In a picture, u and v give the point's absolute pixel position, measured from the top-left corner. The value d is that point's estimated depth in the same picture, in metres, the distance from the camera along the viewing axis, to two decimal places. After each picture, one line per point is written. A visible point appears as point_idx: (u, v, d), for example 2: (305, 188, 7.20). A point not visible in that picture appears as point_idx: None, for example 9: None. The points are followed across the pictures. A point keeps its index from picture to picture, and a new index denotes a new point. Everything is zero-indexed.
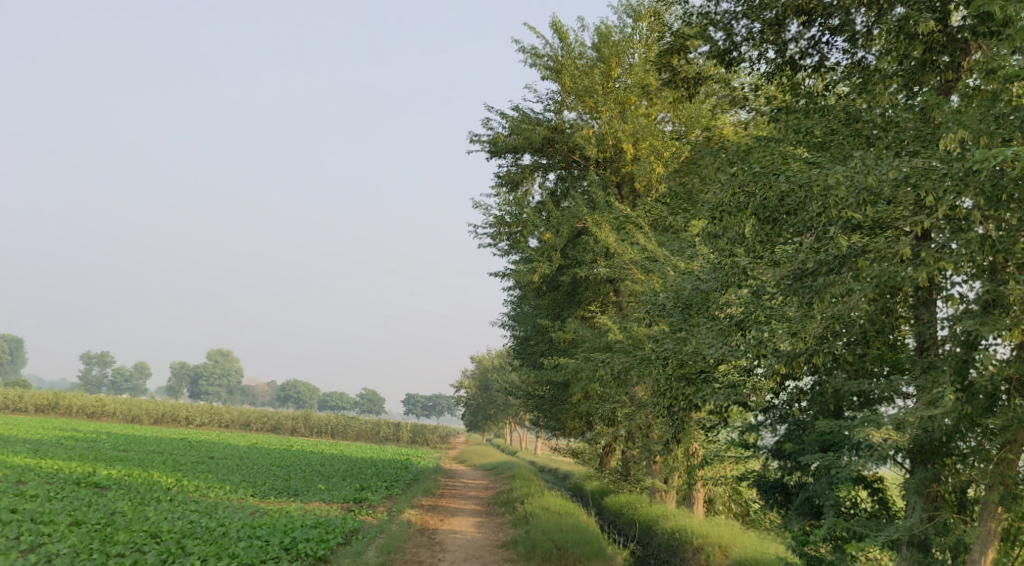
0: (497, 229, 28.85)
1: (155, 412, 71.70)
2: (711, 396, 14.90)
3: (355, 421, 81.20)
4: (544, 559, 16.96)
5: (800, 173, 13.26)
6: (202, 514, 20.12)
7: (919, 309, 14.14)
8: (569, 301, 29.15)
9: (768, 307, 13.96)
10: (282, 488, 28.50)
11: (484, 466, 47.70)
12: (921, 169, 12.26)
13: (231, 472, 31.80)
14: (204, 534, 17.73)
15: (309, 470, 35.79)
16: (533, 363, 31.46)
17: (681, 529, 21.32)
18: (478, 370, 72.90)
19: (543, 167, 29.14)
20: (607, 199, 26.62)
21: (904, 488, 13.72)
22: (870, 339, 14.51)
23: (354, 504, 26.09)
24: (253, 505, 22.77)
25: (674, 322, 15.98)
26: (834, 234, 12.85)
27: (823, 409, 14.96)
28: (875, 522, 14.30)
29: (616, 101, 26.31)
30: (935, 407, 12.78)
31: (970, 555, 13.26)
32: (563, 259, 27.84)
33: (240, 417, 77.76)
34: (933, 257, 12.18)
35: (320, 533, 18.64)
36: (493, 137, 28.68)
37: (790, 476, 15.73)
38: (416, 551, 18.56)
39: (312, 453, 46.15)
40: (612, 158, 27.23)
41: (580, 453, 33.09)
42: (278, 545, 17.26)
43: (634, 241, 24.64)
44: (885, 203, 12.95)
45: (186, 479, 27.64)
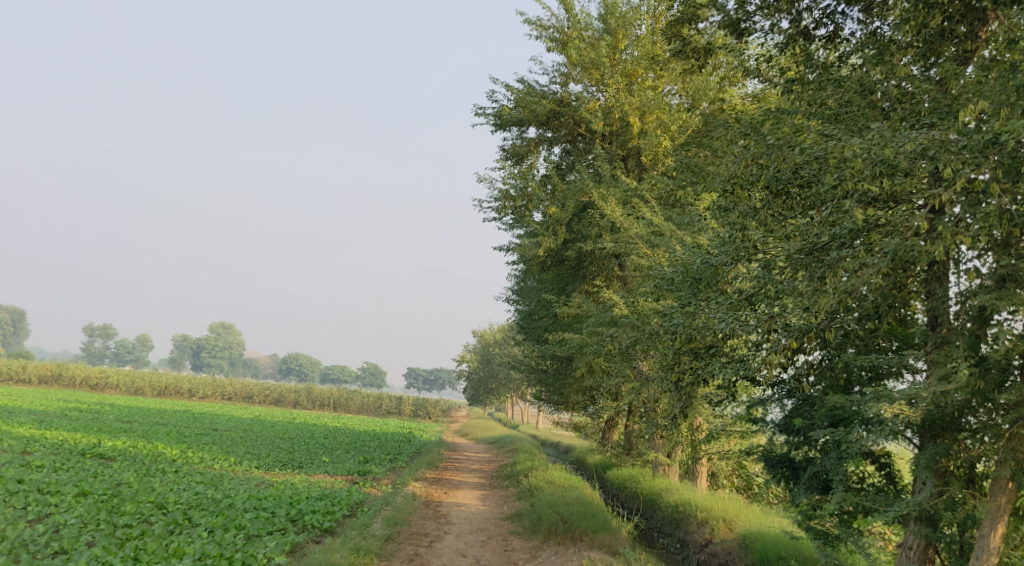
0: (502, 202, 28.73)
1: (158, 384, 71.83)
2: (720, 370, 14.88)
3: (357, 395, 81.34)
4: (550, 532, 16.93)
5: (815, 145, 13.13)
6: (208, 485, 20.12)
7: (931, 284, 14.09)
8: (574, 276, 29.07)
9: (779, 281, 13.89)
10: (287, 460, 28.52)
11: (486, 440, 47.77)
12: (940, 141, 12.08)
13: (235, 445, 31.83)
14: (210, 505, 17.71)
15: (312, 443, 35.82)
16: (537, 337, 31.39)
17: (685, 502, 21.33)
18: (479, 345, 72.93)
19: (549, 141, 29.00)
20: (613, 173, 26.43)
21: (915, 463, 13.75)
22: (881, 314, 14.54)
23: (359, 477, 26.10)
24: (258, 477, 22.78)
25: (683, 297, 15.78)
26: (850, 207, 12.74)
27: (833, 384, 14.86)
28: (884, 497, 14.33)
29: (623, 74, 26.19)
30: (948, 383, 12.78)
31: (980, 530, 13.23)
32: (568, 234, 27.71)
33: (243, 390, 77.88)
34: (950, 231, 12.06)
35: (326, 505, 18.63)
36: (498, 110, 28.49)
37: (797, 451, 15.69)
38: (422, 524, 18.55)
39: (315, 427, 46.18)
40: (618, 131, 27.07)
41: (583, 427, 33.09)
42: (285, 517, 17.25)
43: (640, 215, 24.51)
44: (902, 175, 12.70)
45: (190, 451, 27.65)
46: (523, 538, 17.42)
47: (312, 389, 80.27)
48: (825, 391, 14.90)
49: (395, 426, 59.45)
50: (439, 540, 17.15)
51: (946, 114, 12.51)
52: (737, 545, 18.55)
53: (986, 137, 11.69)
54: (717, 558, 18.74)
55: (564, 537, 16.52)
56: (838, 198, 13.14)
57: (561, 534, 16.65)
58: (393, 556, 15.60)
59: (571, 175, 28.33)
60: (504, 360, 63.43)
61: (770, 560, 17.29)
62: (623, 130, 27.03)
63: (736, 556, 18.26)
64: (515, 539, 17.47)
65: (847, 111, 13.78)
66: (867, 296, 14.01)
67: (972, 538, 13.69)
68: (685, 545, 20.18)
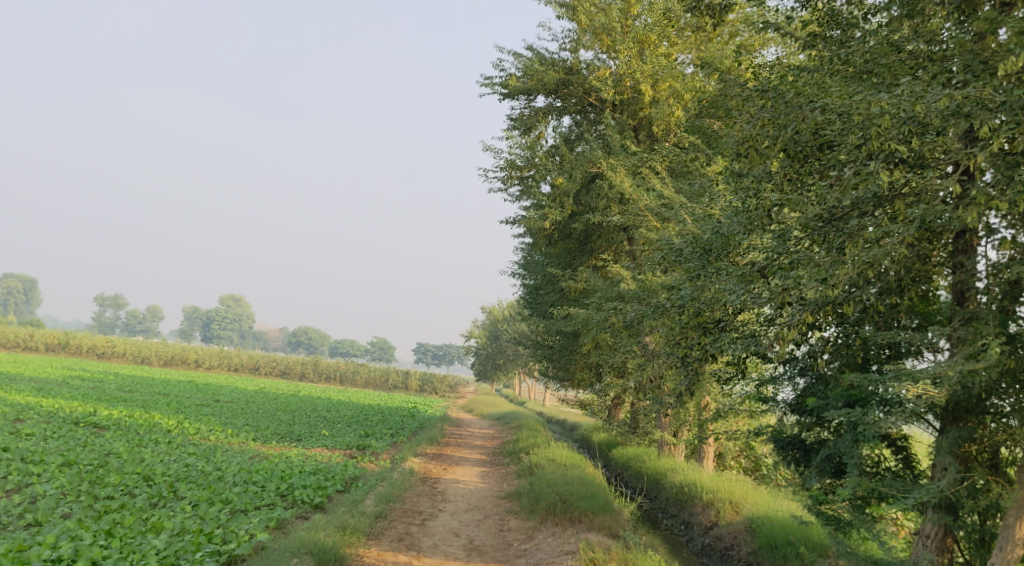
0: (508, 172, 27.74)
1: (164, 354, 71.43)
2: (729, 346, 14.21)
3: (363, 369, 80.68)
4: (548, 512, 16.22)
5: (839, 101, 12.48)
6: (199, 457, 19.48)
7: (959, 256, 13.29)
8: (580, 250, 28.28)
9: (794, 253, 13.30)
10: (285, 433, 27.86)
11: (491, 416, 47.15)
12: (978, 98, 11.28)
13: (234, 416, 31.20)
14: (199, 478, 17.06)
15: (314, 416, 35.22)
16: (542, 312, 30.56)
17: (690, 483, 20.66)
18: (488, 321, 72.20)
19: (557, 110, 28.05)
20: (622, 143, 25.49)
21: (937, 448, 12.97)
22: (904, 288, 13.75)
23: (357, 452, 25.42)
24: (254, 449, 22.15)
25: (692, 269, 15.00)
26: (874, 168, 11.89)
27: (849, 362, 14.04)
28: (902, 483, 13.50)
29: (634, 40, 25.30)
30: (977, 361, 12.02)
31: (1005, 520, 12.46)
32: (575, 206, 26.85)
33: (250, 362, 77.37)
34: (983, 196, 11.23)
35: (318, 480, 17.96)
36: (505, 78, 27.57)
37: (809, 433, 15.02)
38: (417, 501, 17.87)
39: (319, 400, 45.53)
40: (629, 100, 26.16)
41: (590, 404, 32.38)
42: (274, 492, 16.56)
43: (650, 187, 23.71)
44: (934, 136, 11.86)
45: (187, 421, 27.02)
46: (520, 518, 16.74)
47: (319, 362, 79.73)
48: (841, 369, 14.07)
49: (400, 399, 59.04)
50: (433, 518, 16.48)
51: (981, 70, 11.78)
52: (744, 528, 17.87)
53: None
54: (722, 542, 18.09)
55: (562, 518, 15.84)
56: (860, 159, 12.21)
57: (560, 514, 15.96)
58: (383, 535, 14.91)
59: (579, 145, 27.41)
60: (510, 335, 62.79)
61: (778, 545, 16.57)
62: (634, 99, 26.11)
63: (742, 541, 17.58)
64: (512, 518, 16.79)
65: (873, 70, 13.04)
66: (890, 268, 13.18)
67: (995, 528, 12.96)
68: (689, 527, 19.51)
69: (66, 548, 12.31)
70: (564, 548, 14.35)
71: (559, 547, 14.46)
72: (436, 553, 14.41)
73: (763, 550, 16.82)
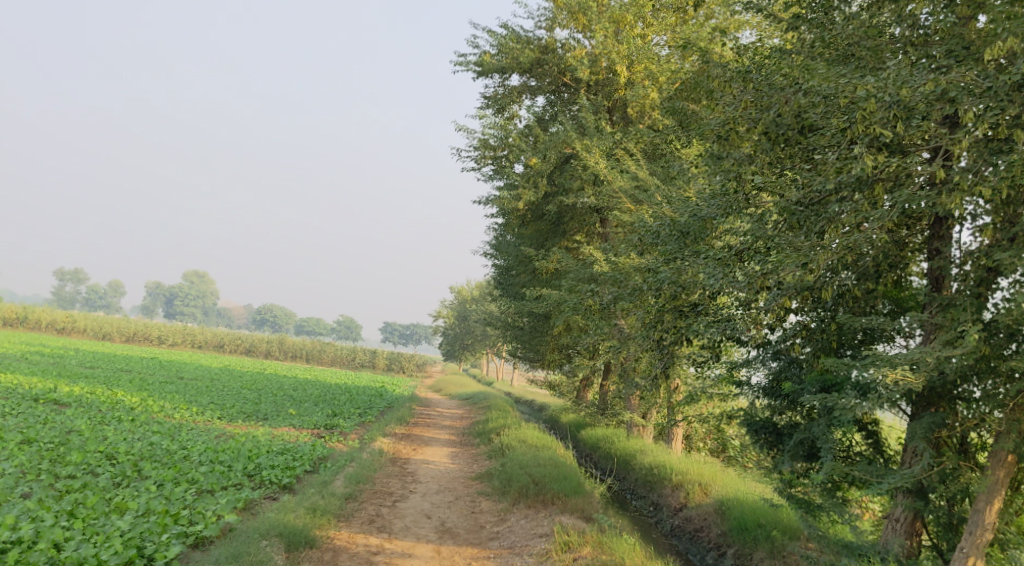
0: (481, 152, 27.47)
1: (127, 330, 70.45)
2: (706, 330, 14.03)
3: (330, 347, 80.12)
4: (520, 494, 16.07)
5: (825, 82, 12.26)
6: (164, 435, 19.12)
7: (934, 243, 13.28)
8: (553, 231, 28.07)
9: (773, 236, 13.29)
10: (251, 412, 27.49)
11: (459, 396, 47.03)
12: (964, 82, 11.20)
13: (199, 394, 30.75)
14: (164, 457, 16.72)
15: (280, 394, 34.84)
16: (513, 293, 30.34)
17: (659, 465, 20.61)
18: (456, 301, 71.91)
19: (532, 90, 27.79)
20: (597, 124, 25.25)
21: (910, 433, 12.96)
22: (880, 274, 13.63)
23: (325, 431, 25.13)
24: (220, 428, 21.80)
25: (669, 251, 14.75)
26: (858, 152, 11.76)
27: (823, 347, 13.91)
28: (877, 468, 13.34)
29: (610, 20, 24.99)
30: (955, 348, 11.90)
31: (975, 505, 12.45)
32: (549, 187, 26.61)
33: (214, 339, 76.57)
34: (968, 183, 11.15)
35: (286, 460, 17.68)
36: (480, 56, 27.25)
37: (781, 416, 15.07)
38: (387, 482, 17.66)
39: (285, 379, 45.09)
40: (605, 81, 25.93)
41: (559, 385, 32.27)
42: (241, 472, 16.27)
43: (624, 169, 23.52)
44: (920, 119, 11.65)
45: (151, 399, 26.57)
46: (491, 500, 16.58)
47: (285, 340, 79.09)
48: (815, 354, 13.98)
49: (367, 379, 58.70)
50: (404, 499, 16.28)
51: (965, 55, 11.81)
52: (713, 511, 17.84)
53: (1014, 78, 10.81)
54: (692, 524, 18.06)
55: (535, 500, 15.69)
56: (844, 143, 12.13)
57: (532, 496, 15.82)
58: (353, 517, 14.68)
59: (553, 126, 27.12)
60: (479, 315, 62.62)
61: (748, 528, 16.54)
62: (609, 80, 25.94)
63: (712, 522, 17.55)
64: (483, 500, 16.63)
65: (857, 54, 12.93)
66: (868, 253, 13.06)
67: (964, 512, 12.96)
68: (658, 509, 19.47)
69: (27, 530, 11.96)
70: (537, 531, 14.22)
71: (532, 530, 14.33)
72: (408, 535, 14.22)
73: (733, 532, 16.79)
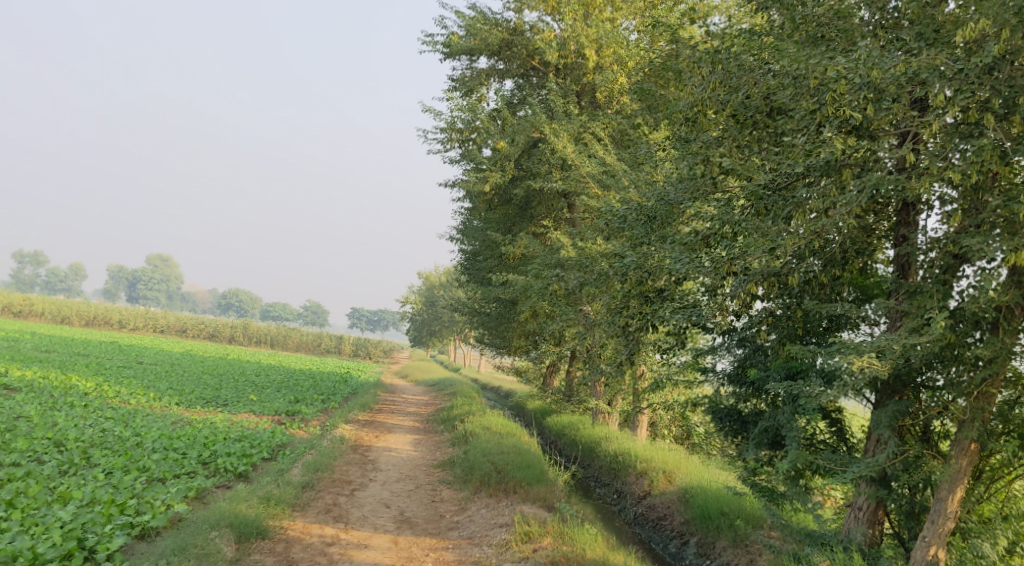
0: (448, 134, 27.01)
1: (86, 314, 69.26)
2: (672, 316, 13.77)
3: (295, 332, 79.34)
4: (482, 482, 15.76)
5: (795, 64, 12.04)
6: (117, 422, 18.60)
7: (901, 229, 13.07)
8: (520, 216, 27.71)
9: (740, 221, 13.04)
10: (211, 398, 26.95)
11: (424, 382, 46.65)
12: (935, 65, 10.94)
13: (158, 379, 30.12)
14: (115, 444, 16.23)
15: (241, 380, 34.25)
16: (480, 278, 29.94)
17: (624, 452, 20.39)
18: (423, 286, 71.42)
19: (500, 73, 27.40)
20: (566, 108, 24.92)
21: (874, 422, 12.69)
22: (847, 260, 13.39)
23: (286, 418, 24.67)
24: (176, 414, 21.27)
25: (635, 236, 14.48)
26: (828, 136, 11.57)
27: (789, 334, 13.72)
28: (841, 457, 13.17)
29: (579, 3, 24.66)
30: (921, 335, 11.66)
31: (936, 493, 12.27)
32: (516, 170, 26.24)
33: (177, 323, 75.53)
34: (937, 168, 10.90)
35: (243, 447, 17.25)
36: (447, 37, 26.79)
37: (745, 404, 14.87)
38: (347, 470, 17.29)
39: (247, 364, 44.41)
40: (574, 64, 25.60)
41: (525, 371, 32.01)
42: (195, 459, 15.83)
43: (593, 153, 23.23)
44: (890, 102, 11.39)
45: (106, 384, 25.94)
46: (452, 488, 16.27)
47: (249, 325, 78.22)
48: (781, 341, 13.75)
49: (332, 364, 58.12)
50: (363, 488, 15.92)
51: (934, 38, 11.61)
52: (677, 499, 17.66)
53: (985, 61, 10.58)
54: (655, 512, 17.87)
55: (496, 489, 15.40)
56: (813, 126, 11.87)
57: (494, 485, 15.51)
58: (309, 506, 14.32)
59: (522, 109, 26.72)
60: (446, 300, 62.28)
61: (711, 515, 16.34)
62: (578, 64, 25.64)
63: (676, 511, 17.36)
64: (444, 489, 16.31)
65: (827, 35, 12.68)
66: (835, 238, 12.81)
67: (925, 501, 12.74)
68: (621, 497, 19.27)
69: None
70: (498, 521, 13.93)
71: (492, 520, 14.03)
72: (365, 525, 13.88)
73: (696, 520, 16.59)
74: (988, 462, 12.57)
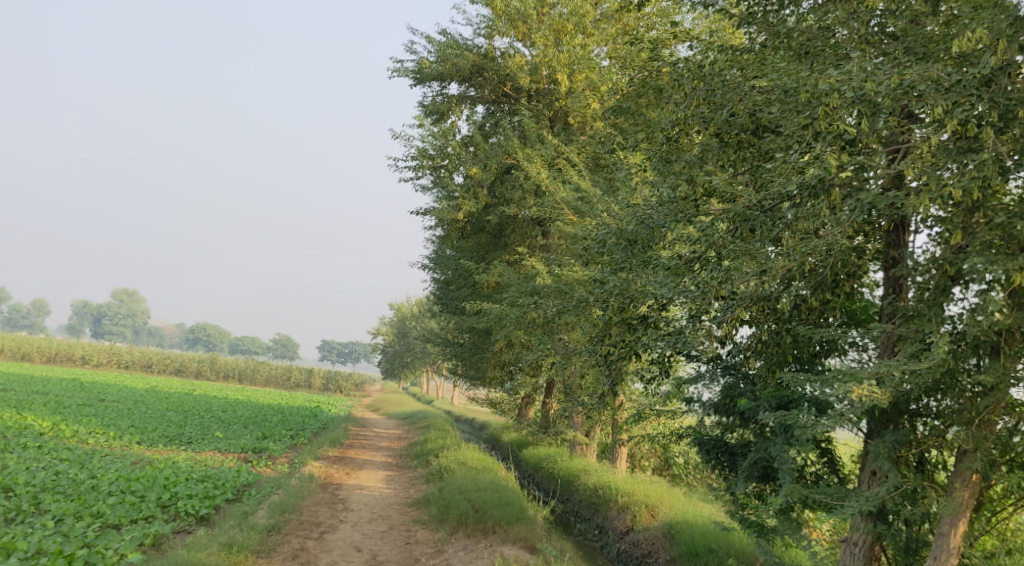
0: (419, 163, 26.14)
1: (48, 350, 67.68)
2: (656, 343, 13.15)
3: (264, 366, 77.99)
4: (459, 522, 14.96)
5: (786, 77, 11.53)
6: (72, 464, 17.66)
7: (891, 251, 12.54)
8: (494, 244, 27.11)
9: (727, 243, 12.44)
10: (175, 435, 25.95)
11: (397, 416, 45.61)
12: (930, 76, 10.45)
13: (119, 417, 29.03)
14: (68, 488, 15.33)
15: (207, 417, 33.19)
16: (453, 308, 29.15)
17: (604, 486, 19.66)
18: (396, 318, 70.41)
19: (471, 99, 26.72)
20: (538, 133, 24.34)
21: (872, 453, 12.03)
22: (837, 284, 12.80)
23: (253, 455, 23.73)
24: (136, 454, 20.31)
25: (616, 262, 13.87)
26: (820, 151, 10.98)
27: (778, 361, 13.10)
28: (836, 490, 12.44)
29: (551, 28, 24.20)
30: (922, 361, 11.02)
31: (937, 527, 11.68)
32: (489, 198, 25.56)
33: (142, 359, 73.98)
34: (938, 184, 10.35)
35: (205, 488, 16.37)
36: (418, 62, 26.15)
37: (732, 434, 14.21)
38: (316, 510, 16.44)
39: (212, 399, 43.21)
40: (546, 90, 25.09)
41: (500, 403, 31.20)
42: (154, 502, 14.96)
43: (567, 179, 22.63)
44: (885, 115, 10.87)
45: (63, 423, 24.88)
46: (428, 529, 15.44)
47: (217, 360, 76.72)
48: (770, 368, 13.13)
49: (303, 399, 56.89)
50: (333, 530, 15.09)
51: (924, 53, 11.14)
52: (661, 534, 16.96)
53: (982, 72, 10.11)
54: (639, 548, 17.13)
55: (474, 529, 14.61)
56: (805, 140, 11.29)
57: (472, 525, 14.71)
58: (275, 552, 13.49)
59: (494, 137, 26.11)
60: (419, 332, 61.36)
61: (699, 552, 15.64)
62: (551, 89, 25.09)
63: (661, 547, 16.63)
64: (419, 529, 15.49)
65: (814, 51, 12.12)
66: (825, 260, 12.24)
67: (925, 535, 12.15)
68: (603, 532, 18.53)
69: None
70: None
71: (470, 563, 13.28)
72: None
73: (683, 557, 15.88)
74: (988, 493, 12.00)
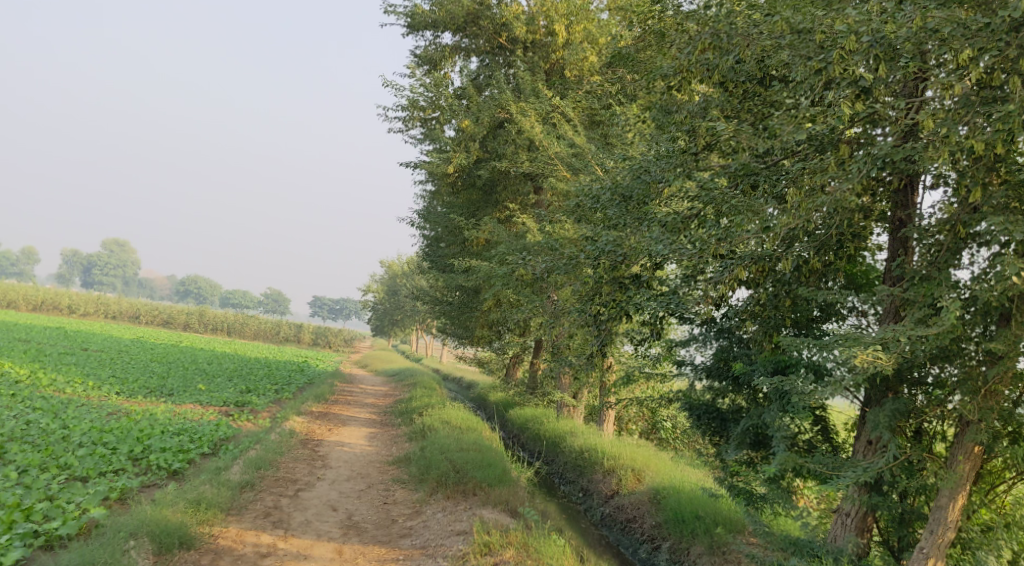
0: (410, 114, 25.32)
1: (34, 299, 66.81)
2: (648, 303, 12.52)
3: (254, 320, 77.26)
4: (439, 483, 14.49)
5: (801, 17, 11.12)
6: (45, 413, 17.09)
7: (897, 212, 11.99)
8: (484, 201, 26.32)
9: (730, 199, 11.89)
10: (156, 387, 25.36)
11: (383, 373, 45.03)
12: (954, 20, 9.95)
13: (100, 367, 28.39)
14: (38, 438, 14.80)
15: (191, 369, 32.53)
16: (441, 266, 28.52)
17: (590, 448, 19.19)
18: (387, 276, 69.49)
19: (465, 50, 25.94)
20: (533, 86, 23.51)
21: (871, 422, 11.53)
22: (840, 246, 12.24)
23: (235, 409, 23.18)
24: (114, 405, 19.74)
25: (610, 218, 13.28)
26: (835, 100, 10.55)
27: (775, 326, 12.53)
28: (831, 459, 11.92)
29: None
30: (931, 326, 10.52)
31: (935, 501, 11.22)
32: (481, 152, 24.82)
33: (130, 310, 73.17)
34: (958, 138, 9.85)
35: (181, 441, 15.84)
36: (411, 8, 25.34)
37: (723, 399, 13.70)
38: (293, 467, 15.95)
39: (198, 351, 42.54)
40: (542, 41, 24.21)
41: (487, 362, 30.58)
42: (125, 455, 14.44)
43: (560, 135, 21.83)
44: (904, 63, 10.42)
45: (42, 371, 24.36)
46: (406, 489, 14.97)
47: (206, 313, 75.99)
48: (766, 333, 12.55)
49: (291, 354, 56.25)
50: (309, 488, 14.62)
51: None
52: (647, 499, 16.50)
53: (1012, 17, 9.59)
54: (624, 513, 16.67)
55: (454, 491, 14.14)
56: (818, 89, 10.80)
57: (452, 487, 14.24)
58: (247, 510, 13.03)
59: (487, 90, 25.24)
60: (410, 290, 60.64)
61: (685, 519, 15.20)
62: (547, 41, 24.20)
63: (646, 512, 16.17)
64: (398, 489, 15.02)
65: None
66: (829, 220, 11.68)
67: (922, 509, 11.70)
68: (588, 495, 18.07)
69: None
70: (455, 529, 12.70)
71: (448, 527, 12.80)
72: (307, 532, 12.61)
73: (668, 524, 15.43)
74: (988, 466, 11.56)
